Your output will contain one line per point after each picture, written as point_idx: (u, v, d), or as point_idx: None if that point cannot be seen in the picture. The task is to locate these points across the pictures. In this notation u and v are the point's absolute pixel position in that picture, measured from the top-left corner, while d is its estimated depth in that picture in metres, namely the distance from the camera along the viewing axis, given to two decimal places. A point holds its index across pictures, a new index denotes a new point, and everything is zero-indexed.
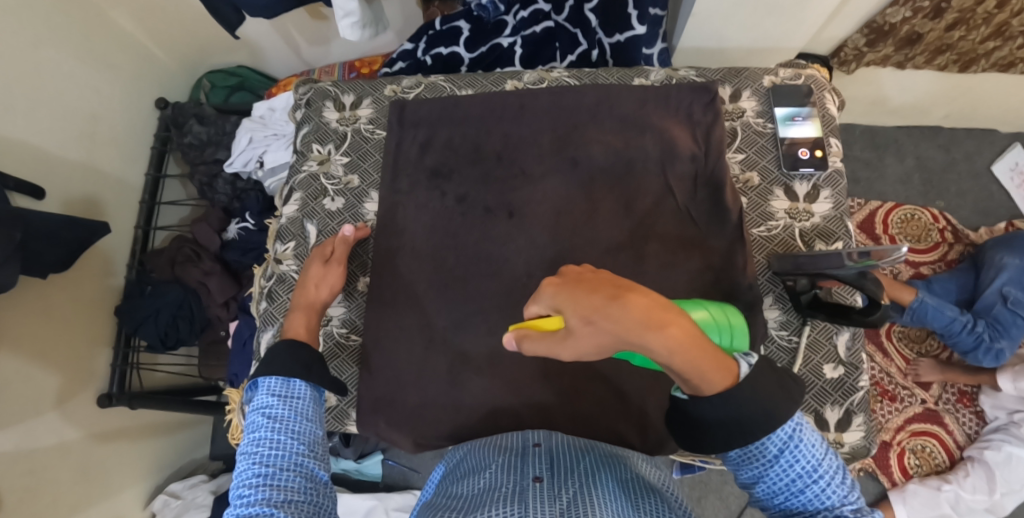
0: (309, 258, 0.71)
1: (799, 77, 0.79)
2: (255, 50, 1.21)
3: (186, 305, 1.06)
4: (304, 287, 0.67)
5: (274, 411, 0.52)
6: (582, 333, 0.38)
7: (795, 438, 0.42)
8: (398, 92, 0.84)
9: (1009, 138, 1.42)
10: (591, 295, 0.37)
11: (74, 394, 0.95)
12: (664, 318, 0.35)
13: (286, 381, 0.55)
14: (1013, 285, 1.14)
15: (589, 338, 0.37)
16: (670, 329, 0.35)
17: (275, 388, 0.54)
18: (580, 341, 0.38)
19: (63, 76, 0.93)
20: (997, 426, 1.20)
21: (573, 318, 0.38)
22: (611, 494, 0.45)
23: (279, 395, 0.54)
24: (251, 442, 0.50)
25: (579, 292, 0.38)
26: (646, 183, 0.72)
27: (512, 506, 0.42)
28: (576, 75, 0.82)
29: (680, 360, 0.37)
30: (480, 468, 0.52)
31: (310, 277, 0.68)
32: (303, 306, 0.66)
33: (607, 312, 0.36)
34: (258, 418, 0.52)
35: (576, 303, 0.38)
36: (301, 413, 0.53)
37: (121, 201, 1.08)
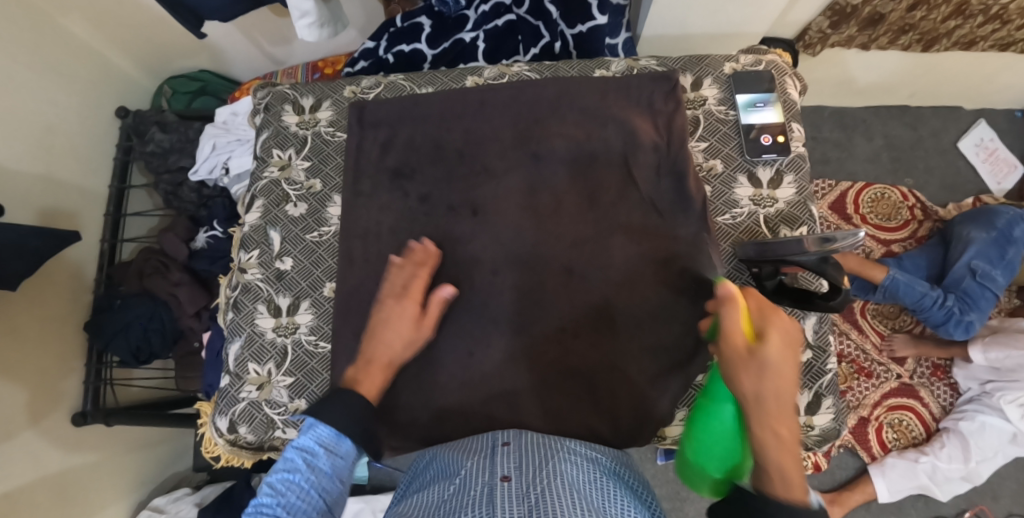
0: (395, 316, 0.62)
1: (759, 64, 0.80)
2: (215, 54, 1.19)
3: (157, 317, 1.01)
4: (391, 351, 0.60)
5: (314, 462, 0.50)
6: (750, 361, 0.47)
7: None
8: (357, 93, 0.82)
9: (973, 115, 1.45)
10: (787, 363, 0.46)
11: (46, 415, 0.92)
12: (785, 425, 0.45)
13: (337, 436, 0.52)
14: (980, 259, 1.17)
15: (746, 372, 0.47)
16: (782, 425, 0.45)
17: (324, 439, 0.52)
18: (746, 362, 0.47)
19: (17, 88, 0.89)
20: (970, 397, 1.23)
21: (765, 351, 0.47)
22: (581, 493, 0.45)
23: (325, 447, 0.52)
24: (283, 480, 0.48)
25: (785, 349, 0.47)
26: (610, 174, 0.72)
27: (479, 509, 0.41)
28: (538, 68, 0.82)
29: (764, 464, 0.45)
30: (450, 471, 0.51)
31: (396, 339, 0.61)
32: (384, 368, 0.60)
33: (777, 381, 0.46)
34: (297, 462, 0.50)
35: (777, 352, 0.47)
36: (337, 474, 0.52)
37: (83, 212, 1.04)
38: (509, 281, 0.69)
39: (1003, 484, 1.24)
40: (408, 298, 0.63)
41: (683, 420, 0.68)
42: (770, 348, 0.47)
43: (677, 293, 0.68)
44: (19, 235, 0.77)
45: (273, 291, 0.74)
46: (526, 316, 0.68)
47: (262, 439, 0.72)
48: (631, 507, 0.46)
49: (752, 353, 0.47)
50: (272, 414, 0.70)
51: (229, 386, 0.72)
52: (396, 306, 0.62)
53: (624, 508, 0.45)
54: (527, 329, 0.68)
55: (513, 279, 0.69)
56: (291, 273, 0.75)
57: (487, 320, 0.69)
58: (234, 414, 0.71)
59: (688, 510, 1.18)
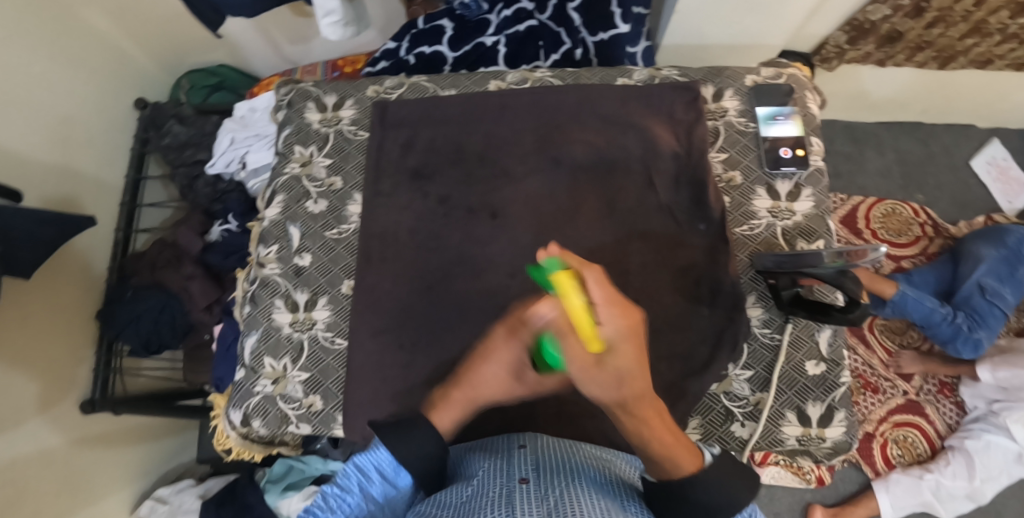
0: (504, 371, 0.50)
1: (780, 77, 0.80)
2: (235, 49, 1.20)
3: (168, 309, 1.01)
4: (477, 395, 0.51)
5: (367, 488, 0.47)
6: (602, 369, 0.40)
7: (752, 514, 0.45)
8: (380, 92, 0.83)
9: (987, 133, 1.45)
10: (635, 353, 0.41)
11: (57, 401, 0.93)
12: (654, 419, 0.43)
13: (397, 470, 0.47)
14: (990, 277, 1.17)
15: (599, 384, 0.40)
16: (643, 408, 0.42)
17: (383, 468, 0.47)
18: (603, 376, 0.40)
19: (39, 77, 0.90)
20: (977, 415, 1.23)
21: (617, 354, 0.40)
22: (600, 497, 0.45)
23: (383, 476, 0.47)
24: (336, 496, 0.46)
25: (632, 341, 0.40)
26: (629, 182, 0.73)
27: (499, 510, 0.42)
28: (559, 74, 0.82)
29: (655, 450, 0.43)
30: (468, 473, 0.51)
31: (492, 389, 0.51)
32: (460, 408, 0.51)
33: (635, 381, 0.41)
34: (352, 483, 0.47)
35: (628, 352, 0.40)
36: (388, 501, 0.48)
37: (99, 202, 1.05)
38: (525, 285, 0.70)
39: (1007, 505, 1.23)
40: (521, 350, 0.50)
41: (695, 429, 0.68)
42: (620, 350, 0.40)
43: (694, 302, 0.68)
44: (30, 223, 0.77)
45: (292, 286, 0.75)
46: None
47: (274, 433, 0.73)
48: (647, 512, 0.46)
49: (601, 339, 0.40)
50: (287, 409, 0.71)
51: (244, 380, 0.73)
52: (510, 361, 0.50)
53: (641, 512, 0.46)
54: None
55: (529, 283, 0.70)
56: (310, 269, 0.75)
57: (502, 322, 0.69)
58: (248, 408, 0.72)
59: None
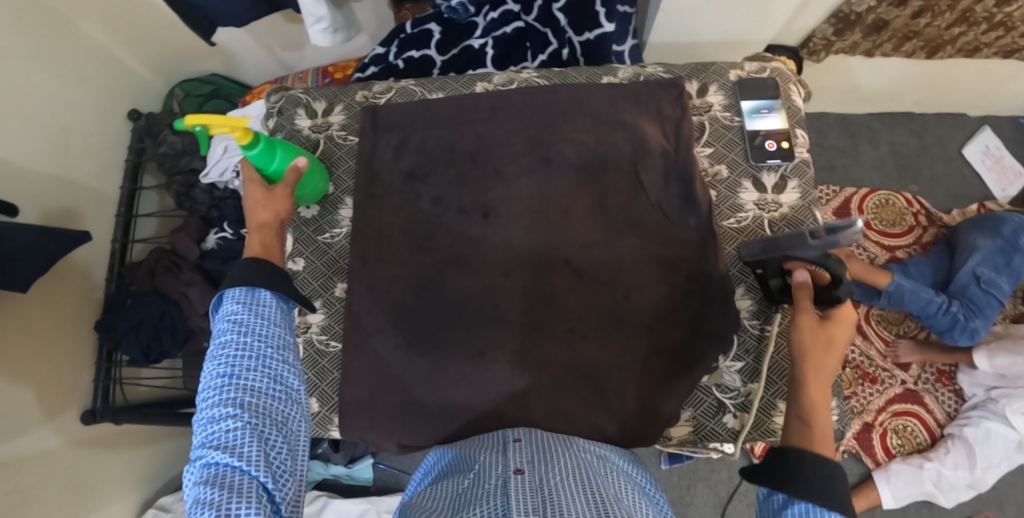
0: (257, 194, 0.62)
1: (764, 71, 0.81)
2: (228, 58, 1.20)
3: (167, 315, 1.04)
4: (277, 211, 0.62)
5: (240, 319, 0.47)
6: (818, 335, 0.55)
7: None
8: (369, 97, 0.84)
9: (978, 122, 1.46)
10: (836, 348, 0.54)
11: (59, 411, 0.94)
12: (823, 399, 0.52)
13: (251, 290, 0.49)
14: (985, 267, 1.17)
15: (814, 341, 0.55)
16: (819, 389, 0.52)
17: (239, 297, 0.49)
18: (818, 339, 0.54)
19: (36, 90, 0.91)
20: (976, 403, 1.23)
21: (834, 334, 0.54)
22: (593, 486, 0.45)
23: (245, 304, 0.48)
24: (217, 349, 0.46)
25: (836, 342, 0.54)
26: (618, 179, 0.73)
27: (494, 501, 0.42)
28: (546, 74, 0.83)
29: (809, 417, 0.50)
30: (464, 466, 0.52)
31: (264, 209, 0.61)
32: (270, 228, 0.60)
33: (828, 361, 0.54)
34: (223, 326, 0.47)
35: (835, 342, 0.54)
36: (269, 320, 0.49)
37: (97, 213, 1.06)
38: (518, 283, 0.71)
39: (1008, 492, 1.24)
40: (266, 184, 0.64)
41: (688, 421, 0.68)
42: (836, 333, 0.54)
43: (686, 295, 0.69)
44: (28, 238, 0.78)
45: None
46: (535, 317, 0.69)
47: None
48: (642, 505, 0.46)
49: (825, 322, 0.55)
50: None
51: None
52: (260, 184, 0.63)
53: (636, 505, 0.46)
54: (535, 329, 0.69)
55: (522, 281, 0.70)
56: (303, 273, 0.76)
57: (497, 321, 0.70)
58: None
59: (692, 514, 1.18)
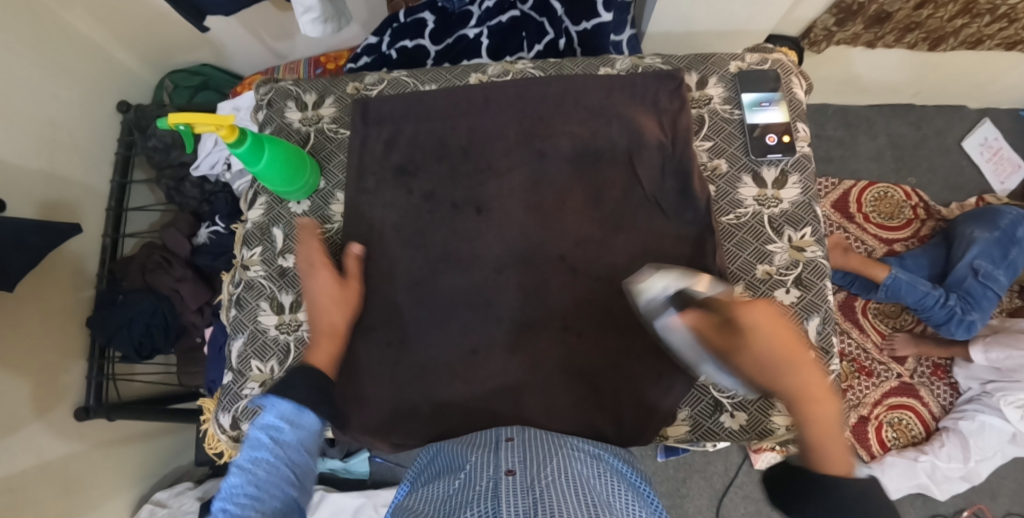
0: (322, 285, 0.66)
1: (765, 62, 0.79)
2: (218, 49, 1.18)
3: (159, 313, 1.01)
4: (345, 314, 0.66)
5: (279, 436, 0.53)
6: (752, 360, 0.55)
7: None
8: (360, 89, 0.82)
9: (978, 114, 1.44)
10: (783, 353, 0.54)
11: (50, 408, 0.92)
12: (817, 411, 0.52)
13: (298, 409, 0.55)
14: (983, 259, 1.16)
15: (754, 367, 0.55)
16: (805, 400, 0.53)
17: (284, 412, 0.54)
18: (758, 365, 0.54)
19: (21, 81, 0.89)
20: (970, 396, 1.23)
21: (766, 353, 0.54)
22: (587, 489, 0.45)
23: (287, 420, 0.54)
24: (248, 460, 0.51)
25: (778, 346, 0.54)
26: (615, 173, 0.72)
27: (484, 503, 0.42)
28: (542, 65, 0.81)
29: (815, 438, 0.52)
30: (455, 467, 0.51)
31: (331, 309, 0.65)
32: (339, 335, 0.64)
33: (792, 369, 0.54)
34: (260, 437, 0.52)
35: (774, 354, 0.54)
36: (301, 445, 0.54)
37: (87, 207, 1.04)
38: (512, 280, 0.69)
39: (1002, 484, 1.24)
40: (330, 273, 0.67)
41: (684, 421, 0.68)
42: (765, 349, 0.54)
43: None
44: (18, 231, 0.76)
45: (276, 288, 0.74)
46: (530, 315, 0.68)
47: None
48: (637, 506, 0.46)
49: (741, 336, 0.55)
50: None
51: (231, 383, 0.73)
52: (333, 282, 0.66)
53: (631, 507, 0.45)
54: (529, 326, 0.68)
55: (516, 278, 0.69)
56: (294, 270, 0.75)
57: (490, 319, 0.69)
58: (237, 411, 0.71)
59: (688, 507, 1.19)
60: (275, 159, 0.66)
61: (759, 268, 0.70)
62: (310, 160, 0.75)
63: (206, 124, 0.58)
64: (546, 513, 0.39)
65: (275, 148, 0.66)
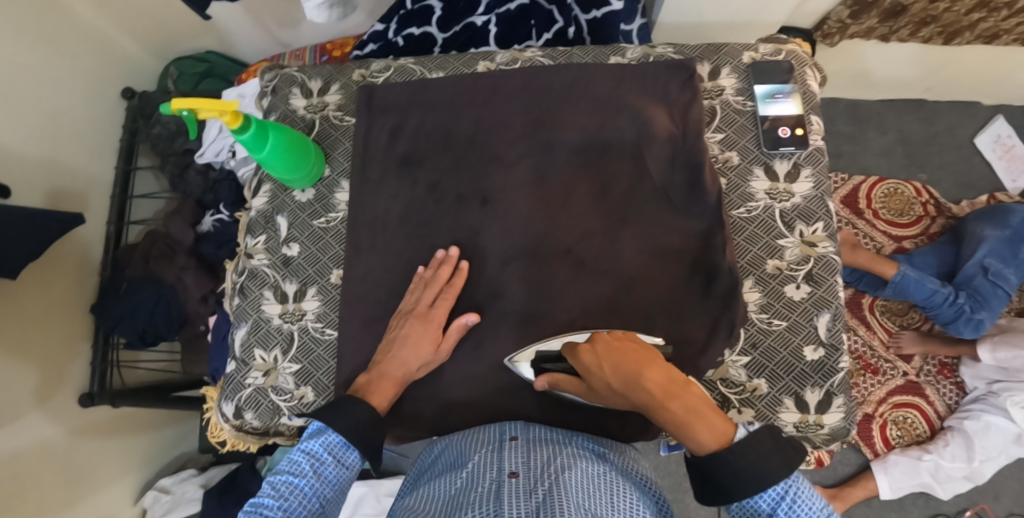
0: (415, 332, 0.62)
1: (779, 53, 0.78)
2: (223, 35, 1.16)
3: (163, 300, 1.01)
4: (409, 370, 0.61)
5: (320, 468, 0.51)
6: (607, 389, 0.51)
7: (794, 490, 0.44)
8: (366, 76, 0.81)
9: (992, 111, 1.42)
10: (616, 368, 0.50)
11: (56, 394, 0.92)
12: (670, 405, 0.46)
13: (345, 445, 0.53)
14: (994, 258, 1.15)
15: (610, 394, 0.51)
16: (654, 400, 0.47)
17: (331, 446, 0.52)
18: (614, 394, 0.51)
19: (25, 66, 0.88)
20: (976, 396, 1.22)
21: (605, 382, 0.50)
22: (589, 489, 0.45)
23: (332, 454, 0.52)
24: (285, 485, 0.49)
25: (609, 365, 0.50)
26: (623, 165, 0.71)
27: (488, 505, 0.42)
28: (551, 54, 0.80)
29: (684, 431, 0.46)
30: (459, 466, 0.52)
31: (413, 357, 0.61)
32: (397, 384, 0.60)
33: (630, 385, 0.48)
34: (300, 465, 0.51)
35: (611, 377, 0.50)
36: (339, 483, 0.52)
37: (91, 194, 1.04)
38: (517, 273, 0.69)
39: (1005, 484, 1.24)
40: (432, 321, 0.63)
41: None
42: (604, 377, 0.50)
43: (689, 288, 0.67)
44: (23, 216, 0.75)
45: (280, 277, 0.74)
46: (535, 308, 0.68)
47: (267, 426, 0.72)
48: (638, 505, 0.46)
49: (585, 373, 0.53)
50: (278, 401, 0.70)
51: (235, 372, 0.73)
52: (424, 342, 0.61)
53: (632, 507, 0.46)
54: (534, 319, 0.67)
55: (521, 271, 0.68)
56: (298, 259, 0.74)
57: (494, 311, 0.68)
58: (240, 400, 0.71)
59: (689, 502, 1.19)
60: (279, 146, 0.65)
61: (769, 263, 0.69)
62: (315, 148, 0.74)
63: (210, 110, 0.57)
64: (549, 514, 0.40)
65: (280, 134, 0.65)
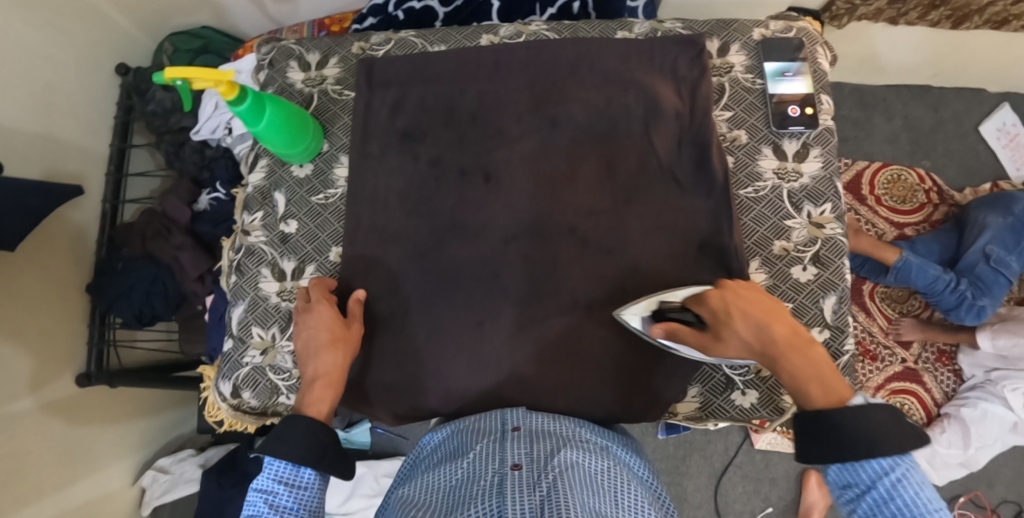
0: (315, 319, 0.61)
1: (790, 30, 0.76)
2: (219, 9, 1.13)
3: (159, 280, 0.99)
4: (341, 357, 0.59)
5: (276, 500, 0.51)
6: (729, 340, 0.52)
7: (901, 472, 0.43)
8: (366, 49, 0.79)
9: (998, 98, 1.40)
10: (750, 312, 0.51)
11: (53, 375, 0.91)
12: (797, 359, 0.48)
13: (295, 467, 0.53)
14: (996, 245, 1.14)
15: (727, 345, 0.52)
16: (782, 349, 0.48)
17: (281, 473, 0.53)
18: (734, 345, 0.51)
19: (14, 39, 0.85)
20: (974, 383, 1.23)
21: (732, 329, 0.51)
22: (591, 487, 0.44)
23: (284, 481, 0.52)
24: None
25: (742, 309, 0.51)
26: (630, 142, 0.69)
27: (490, 501, 0.42)
28: (556, 28, 0.78)
29: (803, 385, 0.48)
30: (460, 456, 0.52)
31: (327, 342, 0.59)
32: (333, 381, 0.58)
33: (765, 330, 0.49)
34: (259, 503, 0.51)
35: (741, 322, 0.51)
36: (304, 506, 0.52)
37: (85, 171, 1.01)
38: (520, 251, 0.67)
39: (999, 471, 1.24)
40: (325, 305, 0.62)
41: (695, 397, 0.67)
42: (733, 323, 0.51)
43: (695, 268, 0.66)
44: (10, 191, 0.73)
45: (278, 254, 0.73)
46: (538, 287, 0.67)
47: (265, 405, 0.71)
48: (640, 501, 0.46)
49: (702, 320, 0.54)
50: (276, 380, 0.69)
51: (232, 350, 0.72)
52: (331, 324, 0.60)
53: (634, 503, 0.45)
54: (537, 298, 0.66)
55: (523, 250, 0.67)
56: (296, 236, 0.73)
57: (497, 290, 0.67)
58: (237, 379, 0.70)
59: (686, 485, 1.19)
60: (276, 120, 0.64)
61: (776, 244, 0.68)
62: (313, 123, 0.72)
63: (203, 80, 0.55)
64: (552, 512, 0.39)
65: (278, 107, 0.63)
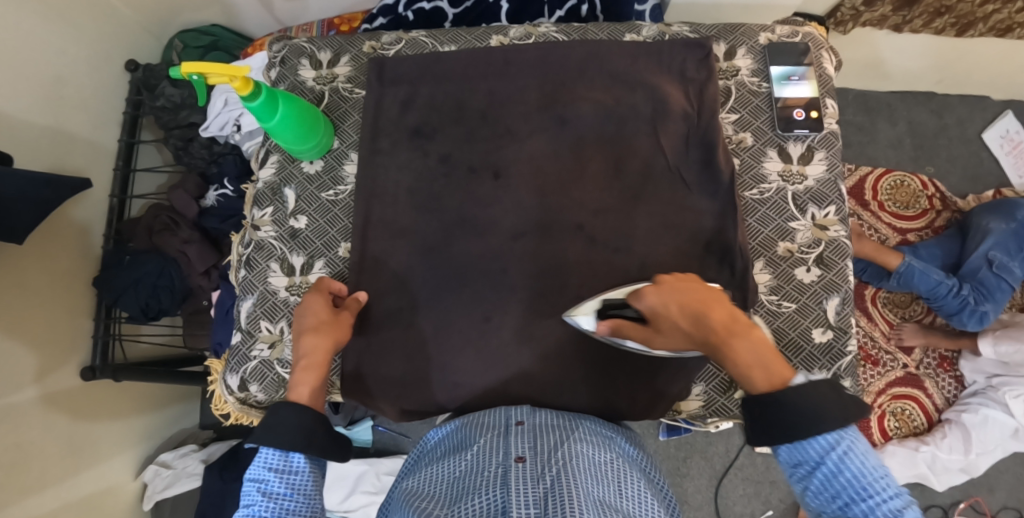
0: (313, 305, 0.62)
1: (796, 35, 0.77)
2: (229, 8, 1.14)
3: (166, 274, 1.01)
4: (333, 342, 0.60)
5: (269, 488, 0.52)
6: (669, 331, 0.52)
7: (845, 446, 0.44)
8: (377, 48, 0.80)
9: (1002, 106, 1.40)
10: (685, 304, 0.51)
11: (58, 366, 0.92)
12: (734, 345, 0.48)
13: (284, 454, 0.54)
14: (998, 250, 1.14)
15: (670, 336, 0.53)
16: (719, 337, 0.49)
17: (271, 462, 0.53)
18: (676, 335, 0.52)
19: (27, 33, 0.87)
20: (975, 389, 1.23)
21: (671, 321, 0.52)
22: (595, 479, 0.45)
23: (275, 469, 0.53)
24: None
25: (676, 301, 0.51)
26: (637, 142, 0.70)
27: (494, 494, 0.42)
28: (565, 29, 0.79)
29: (743, 369, 0.49)
30: (465, 449, 0.52)
31: (322, 326, 0.60)
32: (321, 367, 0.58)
33: (701, 320, 0.50)
34: (252, 492, 0.52)
35: (677, 315, 0.51)
36: (297, 490, 0.53)
37: (95, 166, 1.02)
38: (526, 248, 0.68)
39: (999, 478, 1.25)
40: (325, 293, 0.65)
41: (699, 395, 0.68)
42: (671, 316, 0.51)
43: (699, 267, 0.66)
44: (21, 183, 0.74)
45: (287, 249, 0.73)
46: (544, 284, 0.67)
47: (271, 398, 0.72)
48: (642, 495, 0.46)
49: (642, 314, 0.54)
50: (283, 373, 0.70)
51: (240, 343, 0.72)
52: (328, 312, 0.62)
53: (636, 497, 0.46)
54: (543, 295, 0.67)
55: (529, 247, 0.68)
56: (305, 231, 0.74)
57: (503, 287, 0.68)
58: (245, 372, 0.71)
59: (687, 486, 1.20)
60: (289, 115, 0.65)
61: (781, 245, 0.69)
62: (324, 119, 0.73)
63: (218, 74, 0.56)
64: (555, 508, 0.40)
65: (291, 102, 0.64)
